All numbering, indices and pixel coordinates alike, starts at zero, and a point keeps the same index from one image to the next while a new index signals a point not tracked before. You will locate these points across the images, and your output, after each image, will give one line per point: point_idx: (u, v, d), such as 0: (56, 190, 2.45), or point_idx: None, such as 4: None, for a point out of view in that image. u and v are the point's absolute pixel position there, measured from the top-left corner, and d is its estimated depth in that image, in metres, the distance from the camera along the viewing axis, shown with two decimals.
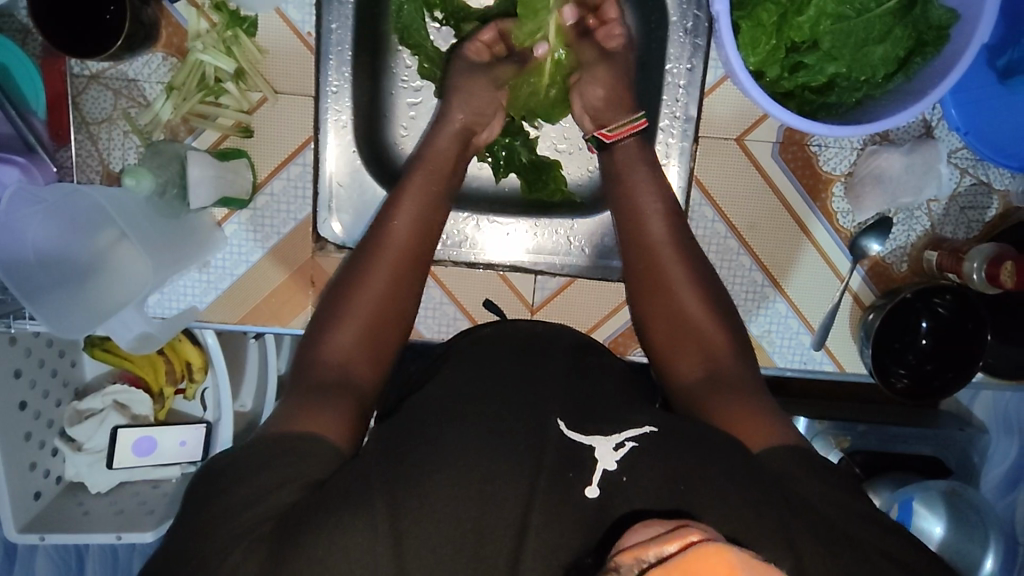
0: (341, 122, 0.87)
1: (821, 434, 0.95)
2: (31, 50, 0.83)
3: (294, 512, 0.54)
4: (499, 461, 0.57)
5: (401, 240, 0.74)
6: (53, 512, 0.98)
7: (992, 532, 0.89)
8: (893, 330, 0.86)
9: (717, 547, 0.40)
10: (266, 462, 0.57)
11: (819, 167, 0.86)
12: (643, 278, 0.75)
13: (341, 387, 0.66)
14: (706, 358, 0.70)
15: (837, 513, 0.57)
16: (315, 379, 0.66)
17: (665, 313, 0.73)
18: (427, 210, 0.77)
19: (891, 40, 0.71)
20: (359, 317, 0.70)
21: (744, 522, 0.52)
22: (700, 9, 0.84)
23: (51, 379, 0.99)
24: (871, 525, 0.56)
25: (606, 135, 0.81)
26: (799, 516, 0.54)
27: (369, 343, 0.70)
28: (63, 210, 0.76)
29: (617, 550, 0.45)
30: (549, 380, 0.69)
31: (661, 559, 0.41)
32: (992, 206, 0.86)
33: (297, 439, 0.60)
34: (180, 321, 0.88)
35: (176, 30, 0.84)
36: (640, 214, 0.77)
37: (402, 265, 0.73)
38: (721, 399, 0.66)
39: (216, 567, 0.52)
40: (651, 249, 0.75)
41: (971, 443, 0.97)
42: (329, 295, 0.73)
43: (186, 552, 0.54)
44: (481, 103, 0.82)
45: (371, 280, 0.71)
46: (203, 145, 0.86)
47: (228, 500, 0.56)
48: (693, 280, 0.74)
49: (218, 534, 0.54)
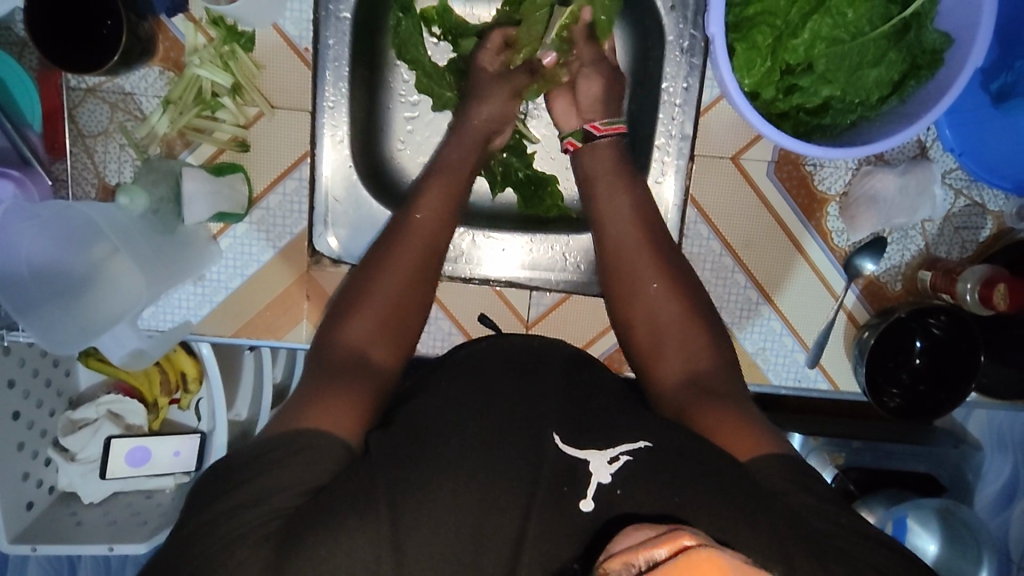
0: (338, 136, 0.86)
1: (815, 451, 0.95)
2: (28, 63, 0.83)
3: (299, 514, 0.55)
4: (493, 478, 0.57)
5: (414, 243, 0.74)
6: (44, 522, 0.98)
7: (985, 551, 0.89)
8: (886, 349, 0.86)
9: (709, 553, 0.40)
10: (269, 467, 0.58)
11: (815, 186, 0.87)
12: (622, 285, 0.76)
13: (360, 367, 0.68)
14: (686, 364, 0.71)
15: (831, 528, 0.58)
16: (336, 356, 0.68)
17: (641, 320, 0.74)
18: (440, 221, 0.76)
19: (886, 63, 0.71)
20: (378, 309, 0.71)
21: (734, 528, 0.54)
22: (697, 29, 0.84)
23: (45, 389, 0.99)
24: (862, 538, 0.57)
25: (597, 127, 0.81)
26: (793, 529, 0.55)
27: (386, 335, 0.71)
28: (58, 225, 0.74)
29: (605, 555, 0.45)
30: (543, 394, 0.69)
31: (653, 564, 0.41)
32: (987, 227, 0.86)
33: (301, 437, 0.60)
34: (176, 334, 0.88)
35: (173, 45, 0.84)
36: (619, 236, 0.78)
37: (422, 258, 0.74)
38: (705, 408, 0.67)
39: (223, 566, 0.53)
40: (625, 266, 0.76)
41: (964, 459, 0.97)
42: (343, 291, 0.74)
43: (188, 553, 0.55)
44: (496, 118, 0.83)
45: (390, 274, 0.72)
46: (199, 159, 0.86)
47: (233, 498, 0.57)
48: (675, 290, 0.74)
49: (219, 538, 0.55)
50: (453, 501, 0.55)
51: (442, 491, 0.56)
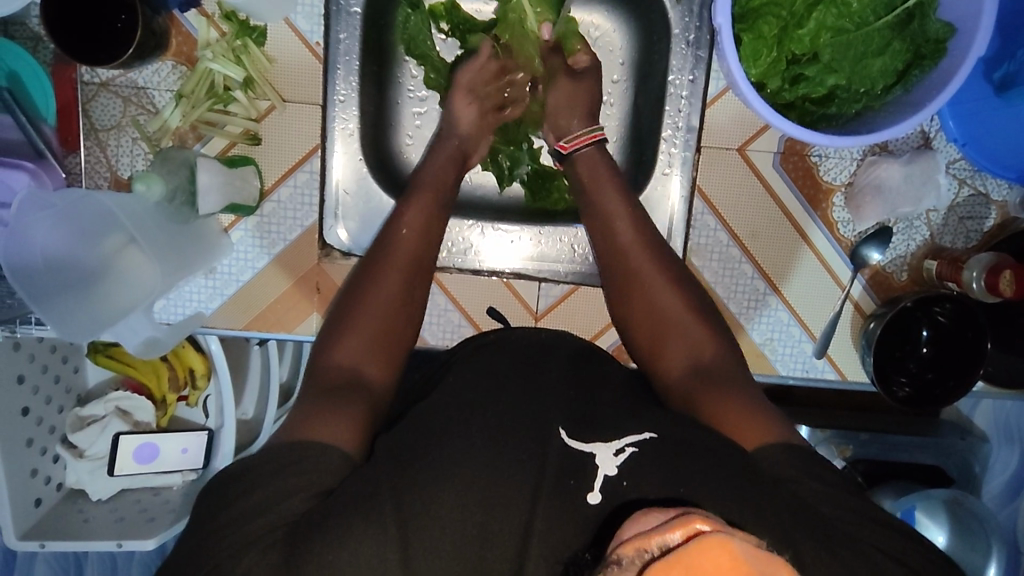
0: (348, 130, 0.88)
1: (824, 442, 0.95)
2: (42, 57, 0.84)
3: (303, 523, 0.55)
4: (504, 466, 0.58)
5: (408, 238, 0.77)
6: (53, 518, 0.98)
7: (994, 542, 0.88)
8: (892, 339, 0.87)
9: (722, 540, 0.41)
10: (272, 474, 0.58)
11: (820, 176, 0.87)
12: (619, 283, 0.78)
13: (354, 387, 0.67)
14: (690, 351, 0.72)
15: (838, 513, 0.58)
16: (327, 380, 0.67)
17: (641, 315, 0.76)
18: (427, 221, 0.78)
19: (891, 52, 0.72)
20: (373, 318, 0.72)
21: (745, 512, 0.53)
22: (703, 22, 0.85)
23: (54, 385, 1.00)
24: (870, 524, 0.58)
25: (564, 147, 0.85)
26: (797, 514, 0.56)
27: (376, 352, 0.71)
28: (73, 216, 0.76)
29: (615, 542, 0.46)
30: (552, 386, 0.70)
31: (664, 550, 0.41)
32: (990, 216, 0.87)
33: (307, 445, 0.60)
34: (186, 327, 0.87)
35: (186, 39, 0.85)
36: (618, 236, 0.79)
37: (417, 253, 0.76)
38: (713, 392, 0.68)
39: (235, 565, 0.54)
40: (629, 259, 0.77)
41: (972, 451, 0.97)
42: (348, 289, 0.75)
43: (203, 555, 0.55)
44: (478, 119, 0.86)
45: (388, 272, 0.74)
46: (211, 152, 0.87)
47: (239, 509, 0.57)
48: (675, 288, 0.75)
49: (233, 539, 0.55)
50: (463, 493, 0.56)
51: (452, 481, 0.57)
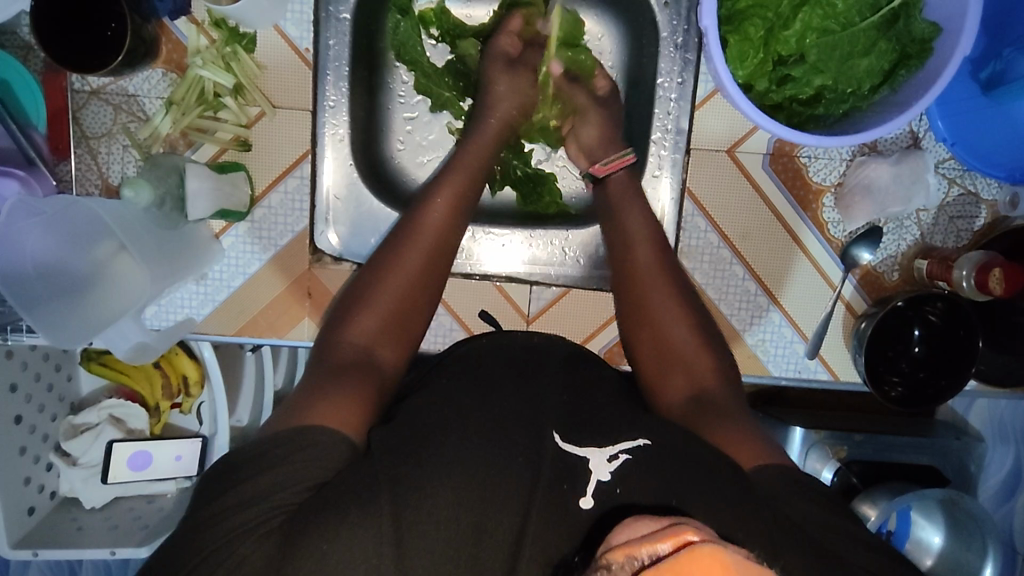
0: (338, 135, 0.88)
1: (817, 444, 0.94)
2: (33, 66, 0.84)
3: (300, 512, 0.54)
4: (493, 472, 0.58)
5: (424, 242, 0.74)
6: (46, 528, 0.97)
7: (990, 542, 0.85)
8: (885, 339, 0.87)
9: (712, 549, 0.40)
10: (263, 468, 0.57)
11: (809, 177, 0.88)
12: (629, 295, 0.76)
13: (365, 366, 0.68)
14: (691, 381, 0.71)
15: (824, 529, 0.58)
16: (337, 359, 0.68)
17: (648, 344, 0.74)
18: (448, 225, 0.75)
19: (875, 53, 0.72)
20: (382, 307, 0.71)
21: (734, 527, 0.53)
22: (690, 25, 0.85)
23: (47, 393, 1.00)
24: (855, 540, 0.58)
25: (600, 169, 0.84)
26: (784, 527, 0.56)
27: (390, 335, 0.71)
28: (62, 221, 0.75)
29: (604, 549, 0.45)
30: (542, 389, 0.70)
31: (654, 559, 0.40)
32: (981, 215, 0.87)
33: (315, 430, 0.60)
34: (177, 332, 0.88)
35: (175, 47, 0.85)
36: (631, 232, 0.79)
37: (430, 256, 0.74)
38: (713, 421, 0.67)
39: (226, 560, 0.52)
40: (640, 273, 0.76)
41: (968, 452, 0.95)
42: (349, 290, 0.74)
43: (191, 541, 0.54)
44: (497, 118, 0.83)
45: (397, 273, 0.72)
46: (202, 158, 0.87)
47: (236, 495, 0.56)
48: (678, 303, 0.75)
49: (216, 533, 0.54)
50: (454, 500, 0.56)
51: (444, 481, 0.57)
